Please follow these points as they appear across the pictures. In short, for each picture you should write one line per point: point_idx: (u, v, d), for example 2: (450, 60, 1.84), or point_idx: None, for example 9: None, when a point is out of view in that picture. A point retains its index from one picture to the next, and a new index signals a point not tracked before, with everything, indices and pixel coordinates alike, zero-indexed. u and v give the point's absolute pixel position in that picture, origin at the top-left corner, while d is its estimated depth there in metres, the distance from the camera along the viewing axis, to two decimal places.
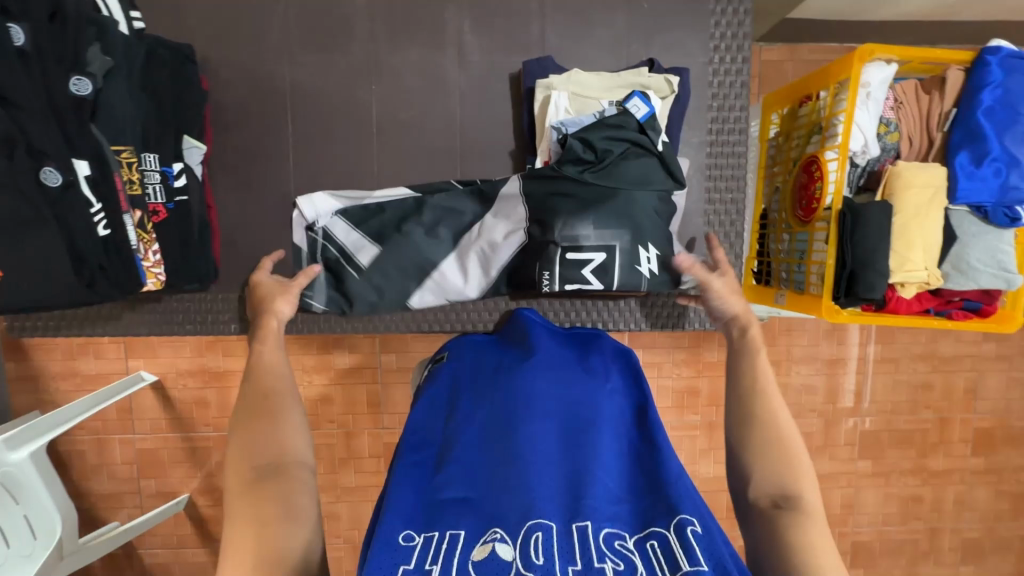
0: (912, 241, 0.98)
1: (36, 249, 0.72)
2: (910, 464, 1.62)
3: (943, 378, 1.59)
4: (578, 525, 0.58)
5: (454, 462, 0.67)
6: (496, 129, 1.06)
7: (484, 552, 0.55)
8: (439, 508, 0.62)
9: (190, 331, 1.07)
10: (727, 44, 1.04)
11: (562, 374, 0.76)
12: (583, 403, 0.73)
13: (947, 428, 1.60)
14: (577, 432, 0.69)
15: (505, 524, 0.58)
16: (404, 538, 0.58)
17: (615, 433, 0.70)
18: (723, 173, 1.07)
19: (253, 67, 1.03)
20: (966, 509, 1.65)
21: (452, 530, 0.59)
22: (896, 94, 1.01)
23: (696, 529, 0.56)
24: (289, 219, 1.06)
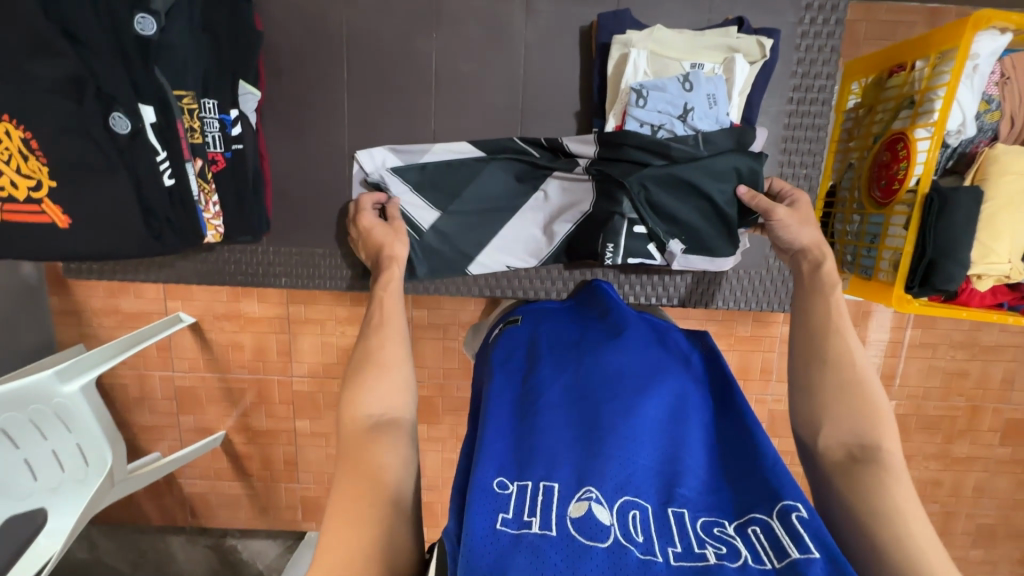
0: (1000, 232, 0.92)
1: (106, 196, 0.76)
2: (934, 449, 1.61)
3: (979, 366, 1.55)
4: (674, 509, 0.57)
5: (544, 417, 0.65)
6: (561, 88, 1.00)
7: (581, 511, 0.55)
8: (529, 456, 0.61)
9: (242, 283, 1.07)
10: (821, 2, 0.95)
11: (645, 353, 0.76)
12: (676, 386, 0.72)
13: (978, 416, 1.57)
14: (673, 414, 0.67)
15: (600, 486, 0.57)
16: (498, 485, 0.57)
17: (708, 419, 0.69)
18: (800, 147, 1.01)
19: (309, 7, 0.97)
20: (984, 496, 1.64)
21: (546, 482, 0.58)
22: (1004, 68, 0.93)
23: (802, 515, 0.54)
24: (344, 174, 1.03)
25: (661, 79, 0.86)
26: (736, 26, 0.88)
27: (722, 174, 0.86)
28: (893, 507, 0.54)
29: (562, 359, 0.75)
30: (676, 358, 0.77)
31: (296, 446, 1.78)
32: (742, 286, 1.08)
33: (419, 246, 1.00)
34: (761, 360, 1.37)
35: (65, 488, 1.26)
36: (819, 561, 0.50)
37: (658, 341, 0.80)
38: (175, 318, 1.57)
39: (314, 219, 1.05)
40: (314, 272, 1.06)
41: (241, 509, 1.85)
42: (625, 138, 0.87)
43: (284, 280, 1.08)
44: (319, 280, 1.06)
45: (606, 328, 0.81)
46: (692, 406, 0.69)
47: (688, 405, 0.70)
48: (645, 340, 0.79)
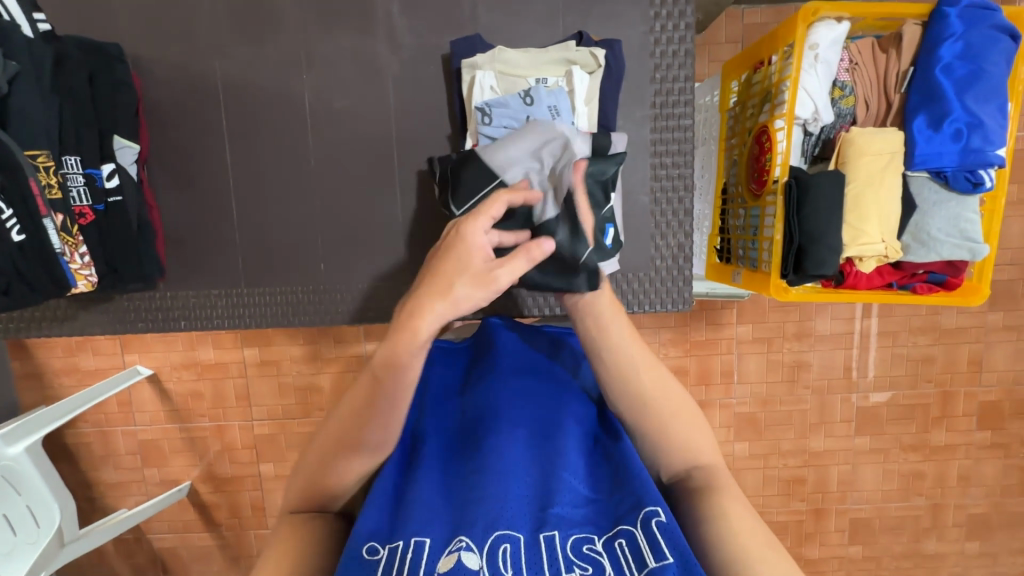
0: (867, 212, 0.93)
1: None
2: (910, 439, 1.55)
3: (945, 350, 1.51)
4: (546, 531, 0.55)
5: (422, 468, 0.64)
6: (433, 114, 1.03)
7: (449, 564, 0.52)
8: (405, 514, 0.59)
9: (144, 330, 1.09)
10: (668, 10, 0.98)
11: (526, 374, 0.75)
12: (556, 407, 0.70)
13: (950, 402, 1.53)
14: (552, 439, 0.66)
15: (471, 532, 0.56)
16: (368, 551, 0.55)
17: (582, 427, 0.68)
18: (670, 148, 1.02)
19: (185, 64, 1.02)
20: (971, 484, 1.57)
21: (417, 537, 0.56)
22: (851, 54, 0.95)
23: (661, 520, 0.54)
24: (235, 217, 1.07)
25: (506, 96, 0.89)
26: (575, 39, 0.92)
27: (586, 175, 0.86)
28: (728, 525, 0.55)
29: (446, 402, 0.75)
30: (557, 374, 0.76)
31: (263, 491, 1.89)
32: (644, 288, 1.06)
33: None
34: (720, 363, 1.50)
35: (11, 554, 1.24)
36: (673, 567, 0.50)
37: (542, 361, 0.78)
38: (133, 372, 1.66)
39: (211, 262, 1.08)
40: (212, 312, 1.08)
41: (213, 562, 1.94)
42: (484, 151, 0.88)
43: (185, 323, 1.10)
44: (216, 320, 1.08)
45: (488, 358, 0.79)
46: (569, 424, 0.68)
47: (568, 422, 0.69)
48: (525, 359, 0.78)
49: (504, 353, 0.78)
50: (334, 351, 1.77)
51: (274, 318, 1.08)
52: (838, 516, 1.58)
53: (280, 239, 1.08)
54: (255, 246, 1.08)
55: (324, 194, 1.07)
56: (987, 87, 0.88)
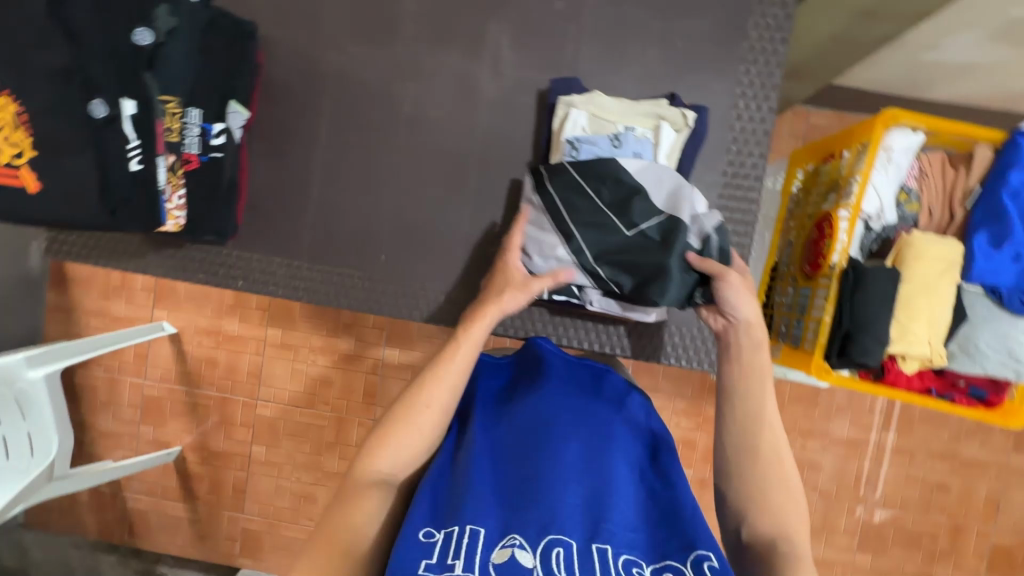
0: (918, 313, 0.95)
1: (71, 164, 0.83)
2: (913, 568, 1.49)
3: (962, 482, 1.47)
4: (598, 545, 0.61)
5: (474, 463, 0.69)
6: (516, 140, 1.10)
7: (504, 556, 0.58)
8: (459, 503, 0.64)
9: (202, 281, 1.15)
10: (754, 90, 1.06)
11: (576, 397, 0.79)
12: (602, 434, 0.74)
13: (961, 537, 1.48)
14: (600, 464, 0.70)
15: (524, 532, 0.61)
16: (425, 534, 0.61)
17: (631, 456, 0.73)
18: (733, 215, 1.07)
19: (305, 51, 1.12)
20: None
21: (473, 525, 0.61)
22: (922, 164, 1.00)
23: (713, 564, 0.59)
24: (310, 195, 1.14)
25: (594, 137, 0.97)
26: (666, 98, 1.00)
27: (647, 213, 0.93)
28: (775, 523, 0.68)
29: (494, 407, 0.79)
30: (602, 405, 0.80)
31: (248, 473, 1.89)
32: (674, 341, 1.09)
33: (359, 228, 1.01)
34: None
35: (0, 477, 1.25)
36: None
37: (587, 391, 0.82)
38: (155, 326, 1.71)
39: (278, 232, 1.14)
40: (270, 278, 1.14)
41: (179, 535, 1.92)
42: (563, 181, 0.96)
43: (241, 283, 1.15)
44: (272, 286, 1.14)
45: (534, 377, 0.84)
46: (615, 452, 0.72)
47: (617, 449, 0.73)
48: (571, 385, 0.82)
49: (552, 377, 0.83)
50: (355, 350, 1.81)
51: (325, 296, 1.14)
52: None
53: (347, 224, 1.14)
54: (323, 226, 1.14)
55: (399, 192, 1.13)
56: None
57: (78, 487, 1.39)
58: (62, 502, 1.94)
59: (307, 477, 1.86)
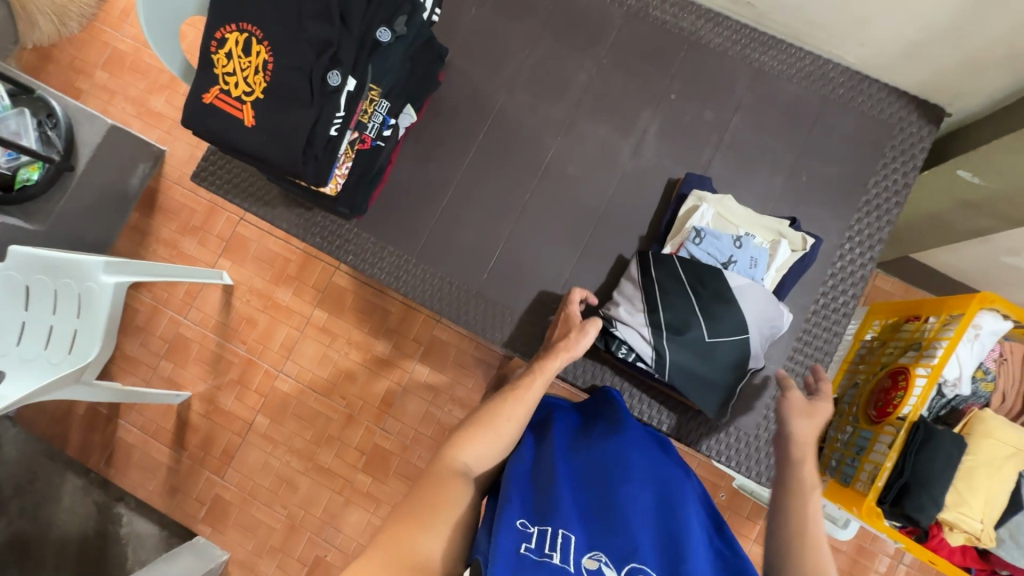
0: (976, 487, 0.97)
1: (293, 117, 0.96)
2: None
3: None
4: None
5: (560, 483, 0.77)
6: (636, 214, 1.21)
7: (593, 563, 0.66)
8: (550, 512, 0.71)
9: (315, 244, 1.24)
10: (862, 238, 1.16)
11: (649, 448, 0.86)
12: (676, 484, 0.80)
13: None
14: (679, 512, 0.75)
15: (609, 552, 0.67)
16: (521, 523, 0.70)
17: (701, 514, 0.78)
18: (814, 342, 1.14)
19: (480, 84, 1.27)
20: None
21: (563, 531, 0.68)
22: (1003, 350, 1.06)
23: None
24: (437, 203, 1.24)
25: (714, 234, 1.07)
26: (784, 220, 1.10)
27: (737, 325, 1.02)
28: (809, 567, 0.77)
29: (573, 442, 0.87)
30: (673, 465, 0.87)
31: (243, 440, 1.88)
32: (740, 451, 1.12)
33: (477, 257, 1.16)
34: None
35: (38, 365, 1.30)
36: None
37: (657, 447, 0.89)
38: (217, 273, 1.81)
39: (398, 224, 1.24)
40: (377, 262, 1.23)
41: (152, 480, 1.89)
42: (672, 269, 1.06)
43: (349, 258, 1.24)
44: (374, 269, 1.22)
45: (611, 423, 0.92)
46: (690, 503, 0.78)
47: (689, 504, 0.78)
48: (645, 437, 0.90)
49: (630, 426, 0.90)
50: (390, 355, 1.85)
51: (421, 294, 1.21)
52: None
53: (461, 238, 1.23)
54: (440, 232, 1.24)
55: (516, 224, 1.23)
56: None
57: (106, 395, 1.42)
58: (54, 408, 1.94)
59: (297, 463, 1.85)
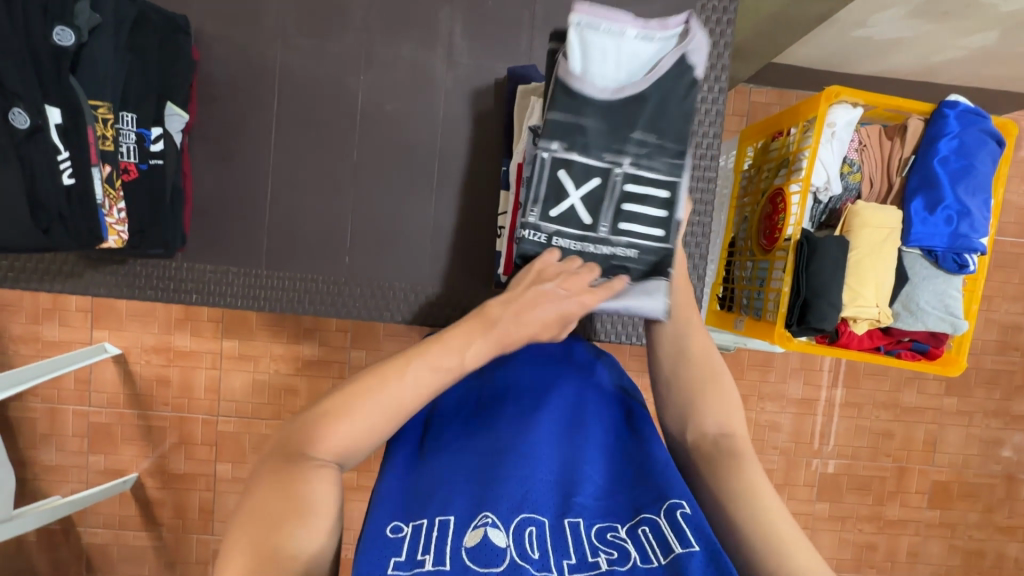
0: (866, 278, 1.01)
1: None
2: (866, 510, 1.94)
3: (904, 428, 1.92)
4: (570, 519, 0.58)
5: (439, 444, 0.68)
6: (477, 130, 1.09)
7: (476, 537, 0.54)
8: (425, 496, 0.61)
9: (150, 298, 1.07)
10: (706, 72, 1.09)
11: (541, 367, 0.81)
12: (569, 398, 0.76)
13: (906, 477, 1.93)
14: (569, 435, 0.70)
15: (496, 510, 0.58)
16: (392, 529, 0.56)
17: (600, 421, 0.74)
18: (693, 196, 1.11)
19: (249, 45, 1.06)
20: (920, 560, 1.98)
21: (441, 516, 0.58)
22: (861, 137, 1.06)
23: (685, 511, 0.58)
24: (263, 199, 1.08)
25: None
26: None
27: None
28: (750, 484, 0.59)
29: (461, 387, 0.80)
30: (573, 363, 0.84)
31: (215, 492, 1.80)
32: None
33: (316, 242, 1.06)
34: None
35: None
36: (699, 555, 0.52)
37: (556, 355, 0.84)
38: (98, 350, 1.64)
39: (234, 240, 1.08)
40: (227, 289, 1.08)
41: (145, 565, 1.81)
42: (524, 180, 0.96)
43: (195, 297, 1.09)
44: (227, 297, 1.07)
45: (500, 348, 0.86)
46: (586, 413, 0.74)
47: (586, 414, 0.74)
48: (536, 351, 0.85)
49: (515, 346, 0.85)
50: (319, 354, 1.75)
51: (289, 304, 1.08)
52: None
53: (313, 227, 1.09)
54: (285, 230, 1.09)
55: (360, 190, 1.09)
56: (976, 182, 0.99)
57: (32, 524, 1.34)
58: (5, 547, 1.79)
59: None
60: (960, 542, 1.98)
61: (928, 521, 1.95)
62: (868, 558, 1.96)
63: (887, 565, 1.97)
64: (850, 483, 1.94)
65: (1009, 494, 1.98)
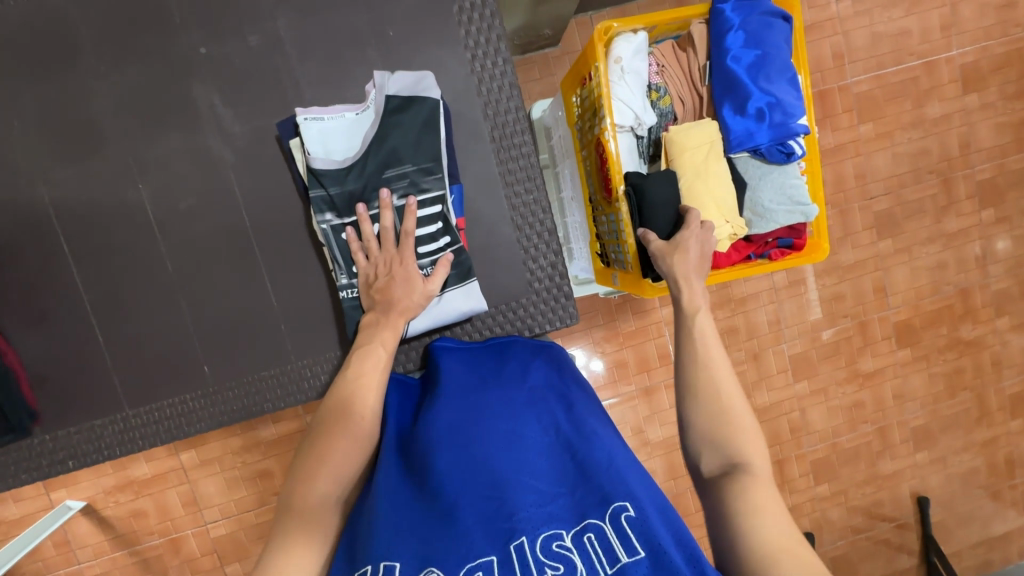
0: (702, 201, 0.98)
1: None
2: (844, 373, 2.07)
3: (852, 285, 2.03)
4: (515, 542, 0.68)
5: (387, 495, 0.77)
6: (281, 192, 1.03)
7: None
8: (374, 547, 0.70)
9: (29, 480, 1.04)
10: (483, 50, 1.03)
11: (478, 397, 0.91)
12: (504, 419, 0.86)
13: (868, 328, 2.06)
14: (508, 458, 0.79)
15: (440, 563, 0.67)
16: None
17: (538, 433, 0.84)
18: (519, 176, 1.07)
19: (12, 197, 0.99)
20: (906, 400, 2.13)
21: (386, 562, 0.68)
22: (657, 59, 1.02)
23: (630, 513, 0.68)
24: (96, 342, 1.03)
25: (330, 181, 0.92)
26: (372, 86, 0.92)
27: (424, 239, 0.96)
28: (759, 505, 0.67)
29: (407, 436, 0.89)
30: (503, 385, 0.94)
31: None
32: (532, 310, 1.09)
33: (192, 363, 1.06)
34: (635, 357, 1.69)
35: None
36: (644, 560, 0.63)
37: (491, 380, 0.95)
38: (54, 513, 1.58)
39: (84, 394, 1.03)
40: (100, 443, 1.04)
41: None
42: (329, 248, 0.96)
43: (73, 461, 1.05)
44: (106, 451, 1.04)
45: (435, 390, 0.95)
46: (522, 431, 0.84)
47: (524, 430, 0.84)
48: (468, 387, 0.94)
49: (448, 389, 0.93)
50: None
51: (170, 433, 1.06)
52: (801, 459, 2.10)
53: (157, 351, 1.05)
54: (133, 363, 1.04)
55: (192, 295, 1.05)
56: (774, 67, 0.95)
57: None
58: None
59: None
60: (937, 369, 2.13)
61: (901, 361, 2.10)
62: (859, 416, 2.11)
63: (879, 416, 2.12)
64: (820, 354, 2.05)
65: (965, 308, 2.10)
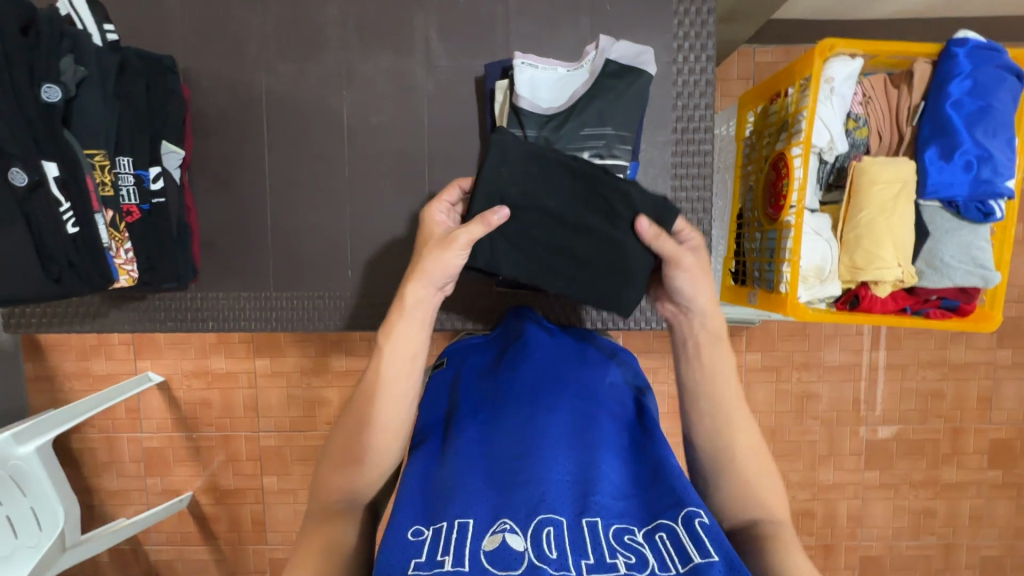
0: (879, 238, 0.96)
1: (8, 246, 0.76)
2: (921, 475, 1.69)
3: (955, 385, 1.66)
4: (588, 520, 0.53)
5: (460, 448, 0.65)
6: (465, 130, 1.08)
7: (495, 542, 0.50)
8: (446, 500, 0.57)
9: (171, 328, 1.12)
10: (690, 43, 1.05)
11: (557, 371, 0.77)
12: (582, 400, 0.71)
13: (960, 438, 1.67)
14: (581, 435, 0.65)
15: (514, 515, 0.54)
16: (413, 531, 0.53)
17: (615, 423, 0.69)
18: (690, 171, 1.07)
19: (232, 75, 1.09)
20: (983, 524, 1.70)
21: (461, 519, 0.54)
22: (865, 89, 1.00)
23: (704, 520, 0.52)
24: (264, 222, 1.12)
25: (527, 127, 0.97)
26: (594, 47, 0.98)
27: None
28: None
29: (479, 398, 0.75)
30: (586, 370, 0.78)
31: (264, 504, 1.76)
32: None
33: (338, 263, 1.12)
34: None
35: (11, 557, 1.20)
36: (719, 564, 0.47)
37: (573, 358, 0.81)
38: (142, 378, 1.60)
39: (241, 266, 1.12)
40: (240, 314, 1.11)
41: None
42: None
43: (212, 323, 1.13)
44: (243, 321, 1.11)
45: (515, 356, 0.82)
46: (598, 415, 0.69)
47: (603, 415, 0.70)
48: (550, 358, 0.80)
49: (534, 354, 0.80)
50: (344, 365, 1.68)
51: (300, 321, 1.11)
52: (849, 553, 1.72)
53: (312, 246, 1.12)
54: (290, 250, 1.12)
55: (356, 204, 1.11)
56: (996, 123, 0.93)
57: (95, 550, 1.36)
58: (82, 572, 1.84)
59: None
60: None
61: (990, 483, 1.68)
62: (926, 525, 1.70)
63: (948, 532, 1.70)
64: (901, 449, 1.68)
65: None
